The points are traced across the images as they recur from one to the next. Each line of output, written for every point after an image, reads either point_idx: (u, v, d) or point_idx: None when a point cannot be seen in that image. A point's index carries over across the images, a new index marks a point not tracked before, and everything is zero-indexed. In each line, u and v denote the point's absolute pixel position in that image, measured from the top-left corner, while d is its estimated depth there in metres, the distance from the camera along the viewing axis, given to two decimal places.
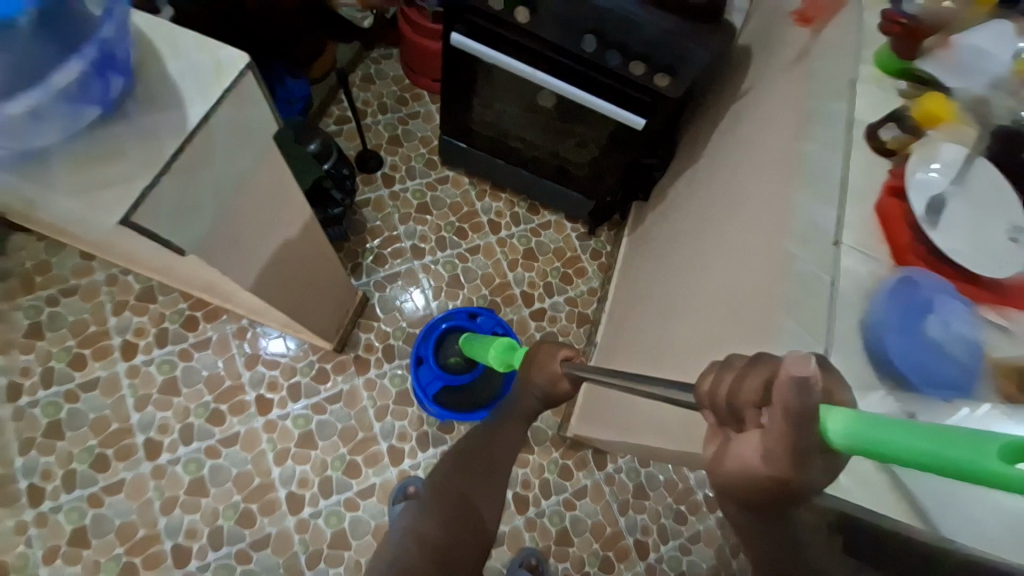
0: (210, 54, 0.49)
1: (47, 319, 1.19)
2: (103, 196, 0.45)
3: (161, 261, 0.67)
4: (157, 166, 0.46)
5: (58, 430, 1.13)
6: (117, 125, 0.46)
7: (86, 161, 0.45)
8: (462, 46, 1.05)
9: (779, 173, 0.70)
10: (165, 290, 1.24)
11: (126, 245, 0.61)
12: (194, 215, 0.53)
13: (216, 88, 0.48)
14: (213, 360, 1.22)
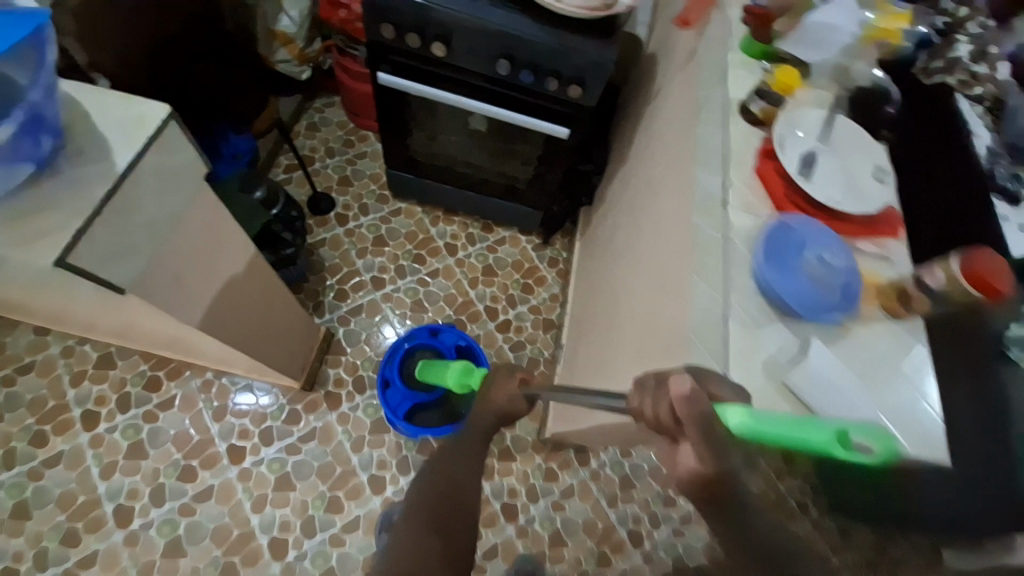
0: (133, 109, 0.54)
1: (3, 400, 1.17)
2: (42, 244, 0.48)
3: (115, 306, 0.69)
4: (91, 211, 0.49)
5: (22, 512, 1.09)
6: (47, 180, 0.50)
7: (25, 213, 0.49)
8: (389, 84, 1.12)
9: (682, 153, 0.76)
10: (125, 354, 1.24)
11: (74, 292, 0.63)
12: (127, 255, 0.55)
13: (141, 138, 0.52)
14: (181, 418, 1.21)
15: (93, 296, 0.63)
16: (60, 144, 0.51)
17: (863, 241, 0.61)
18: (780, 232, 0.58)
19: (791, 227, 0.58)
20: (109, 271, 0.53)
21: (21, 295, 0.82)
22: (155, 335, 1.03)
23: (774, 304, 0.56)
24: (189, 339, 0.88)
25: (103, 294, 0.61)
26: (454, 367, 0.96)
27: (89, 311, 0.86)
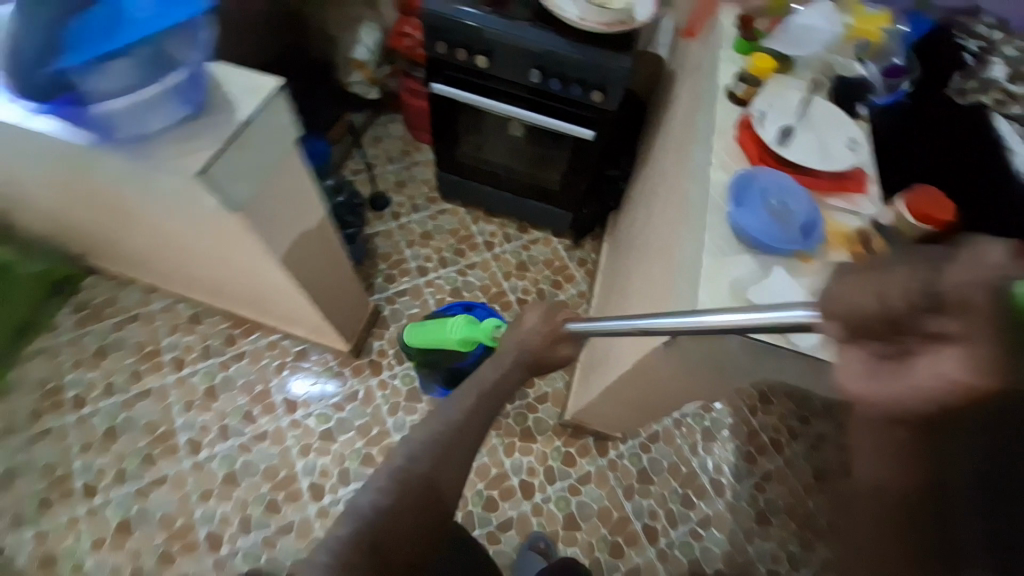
0: (256, 77, 0.75)
1: (114, 342, 1.42)
2: (197, 159, 0.69)
3: (223, 239, 0.90)
4: (227, 141, 0.70)
5: (116, 434, 1.31)
6: (196, 120, 0.71)
7: (183, 141, 0.70)
8: (442, 93, 1.33)
9: (686, 139, 0.87)
10: (211, 313, 1.47)
11: (199, 218, 0.84)
12: (241, 181, 0.75)
13: (262, 95, 0.73)
14: (248, 370, 1.40)
15: (205, 219, 0.83)
16: (207, 97, 0.72)
17: (832, 196, 0.71)
18: (750, 182, 0.68)
19: (759, 177, 0.68)
20: (225, 188, 0.73)
21: (152, 237, 1.06)
22: (233, 289, 1.23)
23: (741, 239, 0.66)
24: (266, 285, 1.08)
25: (216, 216, 0.81)
26: (459, 324, 1.10)
27: (195, 257, 1.09)
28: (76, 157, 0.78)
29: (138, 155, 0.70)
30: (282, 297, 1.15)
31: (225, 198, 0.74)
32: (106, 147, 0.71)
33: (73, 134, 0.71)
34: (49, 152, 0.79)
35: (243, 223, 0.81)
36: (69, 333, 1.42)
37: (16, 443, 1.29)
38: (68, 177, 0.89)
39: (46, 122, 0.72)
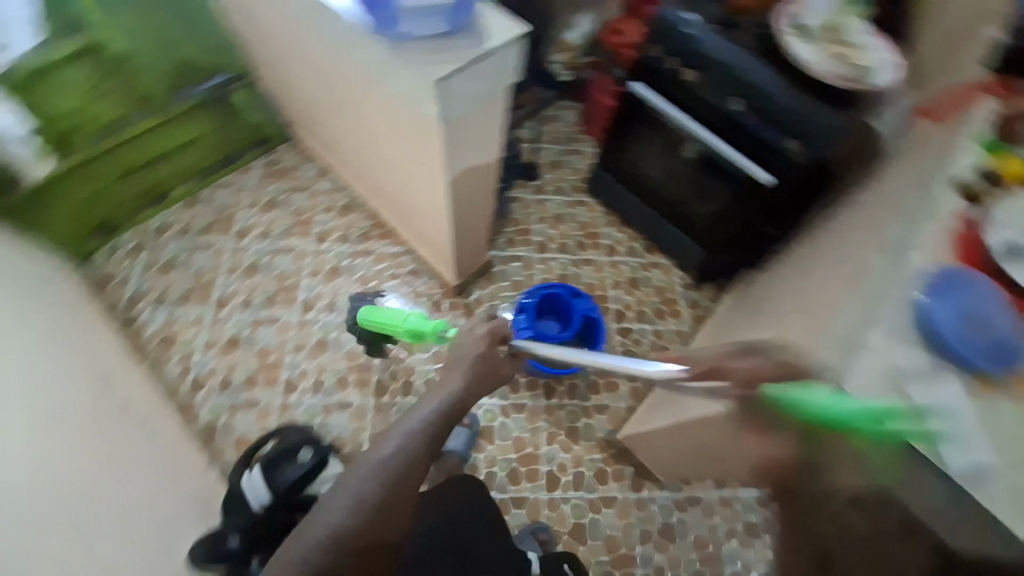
0: (509, 20, 0.81)
1: (280, 197, 1.62)
2: (432, 70, 0.76)
3: (413, 147, 1.00)
4: (461, 64, 0.76)
5: (256, 269, 1.52)
6: (449, 39, 0.79)
7: (428, 53, 0.78)
8: (637, 93, 1.35)
9: (879, 224, 0.93)
10: (359, 207, 1.64)
11: (404, 121, 0.94)
12: (460, 102, 0.82)
13: (506, 37, 0.79)
14: (370, 264, 1.56)
15: (407, 119, 0.92)
16: (463, 25, 0.80)
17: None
18: (950, 281, 0.76)
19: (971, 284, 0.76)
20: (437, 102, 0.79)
21: (357, 122, 1.22)
22: (394, 192, 1.38)
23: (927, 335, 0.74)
24: (424, 196, 1.19)
25: (417, 121, 0.89)
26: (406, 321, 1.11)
27: (382, 152, 1.22)
28: (340, 37, 0.90)
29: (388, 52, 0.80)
30: (430, 217, 1.27)
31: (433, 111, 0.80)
32: (369, 36, 0.82)
33: (351, 19, 0.84)
34: (325, 26, 0.94)
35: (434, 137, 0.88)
36: (251, 177, 1.63)
37: (186, 242, 1.53)
38: (324, 47, 1.04)
39: (339, 5, 0.86)
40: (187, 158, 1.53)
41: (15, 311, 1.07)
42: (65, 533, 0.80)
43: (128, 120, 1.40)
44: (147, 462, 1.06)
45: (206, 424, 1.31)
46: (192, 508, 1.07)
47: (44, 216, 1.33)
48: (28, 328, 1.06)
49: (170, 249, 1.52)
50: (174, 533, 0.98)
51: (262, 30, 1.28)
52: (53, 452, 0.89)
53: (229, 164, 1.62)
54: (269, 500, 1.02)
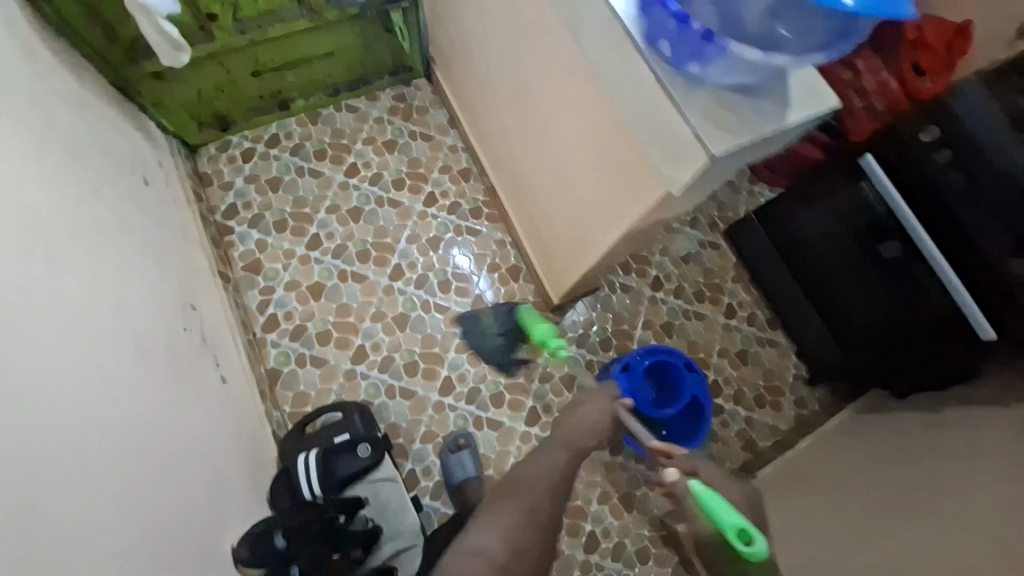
0: (814, 88, 0.62)
1: (401, 144, 1.51)
2: (713, 135, 0.59)
3: (596, 171, 0.80)
4: (753, 139, 0.59)
5: (358, 216, 1.42)
6: (743, 96, 0.61)
7: (717, 106, 0.60)
8: (867, 165, 1.07)
9: None
10: (478, 178, 1.50)
11: (605, 141, 0.74)
12: (711, 172, 0.65)
13: (812, 114, 0.61)
14: (472, 247, 1.43)
15: (613, 153, 0.73)
16: (769, 80, 0.62)
17: None
18: None
19: None
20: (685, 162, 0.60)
21: (526, 104, 1.03)
22: (531, 185, 1.20)
23: None
24: (573, 215, 1.00)
25: (630, 150, 0.69)
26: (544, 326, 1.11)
27: (544, 149, 1.03)
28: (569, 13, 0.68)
29: (661, 82, 0.61)
30: (566, 234, 1.09)
31: (679, 178, 0.61)
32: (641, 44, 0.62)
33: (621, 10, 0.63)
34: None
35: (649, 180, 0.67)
36: (379, 108, 1.52)
37: (295, 162, 1.43)
38: (534, 11, 0.83)
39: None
40: (317, 70, 1.39)
41: (126, 213, 0.99)
42: (144, 448, 0.75)
43: (279, 16, 1.21)
44: (215, 403, 1.00)
45: (271, 368, 1.25)
46: (244, 453, 1.02)
47: (161, 94, 1.21)
48: (132, 226, 0.99)
49: (277, 167, 1.42)
50: (224, 476, 0.92)
51: None
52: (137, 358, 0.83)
53: (360, 86, 1.50)
54: (321, 491, 1.00)
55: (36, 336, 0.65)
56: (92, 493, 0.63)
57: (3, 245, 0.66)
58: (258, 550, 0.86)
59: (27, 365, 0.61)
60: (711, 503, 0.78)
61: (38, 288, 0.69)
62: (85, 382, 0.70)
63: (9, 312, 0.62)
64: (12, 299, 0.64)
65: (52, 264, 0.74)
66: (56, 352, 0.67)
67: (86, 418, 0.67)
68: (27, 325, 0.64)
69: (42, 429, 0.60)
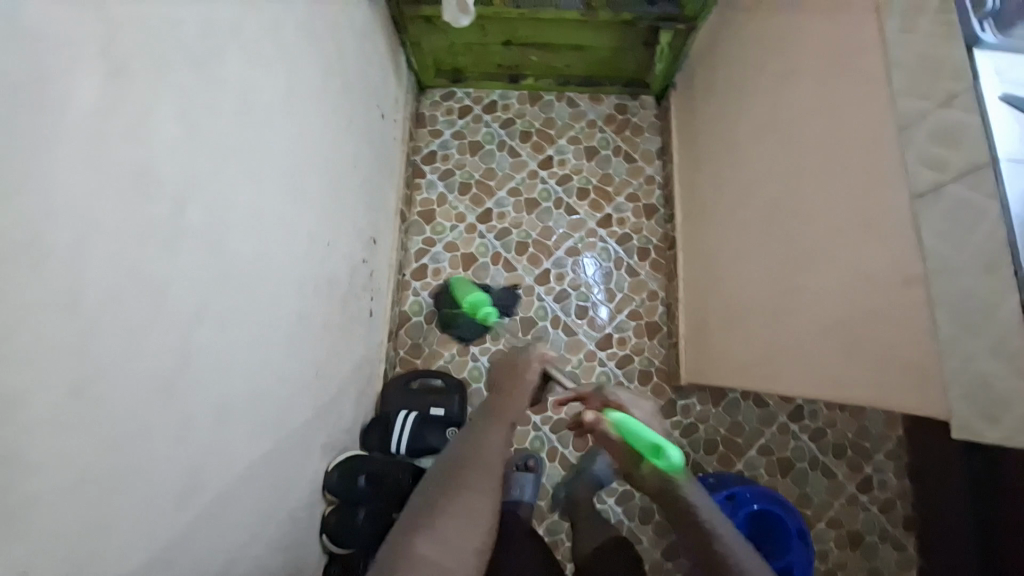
0: None
1: (603, 156, 1.46)
2: None
3: (849, 321, 0.73)
4: None
5: (534, 208, 1.42)
6: None
7: None
8: None
9: None
10: (662, 219, 1.41)
11: (886, 304, 0.66)
12: None
13: None
14: (624, 287, 1.37)
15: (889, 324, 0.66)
16: None
17: None
18: None
19: None
20: (1018, 429, 0.53)
21: (770, 195, 0.92)
22: (726, 263, 1.10)
23: None
24: (766, 326, 0.92)
25: (921, 338, 0.62)
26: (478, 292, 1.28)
27: (762, 248, 0.94)
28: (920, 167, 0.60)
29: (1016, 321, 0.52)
30: (744, 335, 0.99)
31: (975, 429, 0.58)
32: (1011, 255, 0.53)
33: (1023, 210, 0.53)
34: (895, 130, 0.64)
35: (932, 382, 0.61)
36: (598, 111, 1.48)
37: (501, 134, 1.46)
38: (847, 125, 0.72)
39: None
40: (562, 58, 1.37)
41: (361, 139, 1.09)
42: (292, 358, 0.83)
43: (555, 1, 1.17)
44: (359, 334, 1.11)
45: (404, 311, 1.34)
46: (359, 381, 1.12)
47: (422, 39, 1.30)
48: (362, 158, 1.09)
49: (485, 133, 1.46)
50: (338, 398, 1.01)
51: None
52: (323, 278, 0.93)
53: (591, 85, 1.46)
54: (401, 451, 1.08)
55: (265, 239, 0.73)
56: (248, 387, 0.71)
57: (273, 154, 0.74)
58: (344, 480, 0.97)
59: (250, 264, 0.70)
60: (627, 424, 0.87)
61: (283, 197, 0.78)
62: (281, 287, 0.78)
63: (257, 213, 0.71)
64: (262, 204, 0.72)
65: (300, 175, 0.82)
66: (272, 258, 0.75)
67: (268, 319, 0.75)
68: (263, 227, 0.73)
69: (240, 322, 0.68)
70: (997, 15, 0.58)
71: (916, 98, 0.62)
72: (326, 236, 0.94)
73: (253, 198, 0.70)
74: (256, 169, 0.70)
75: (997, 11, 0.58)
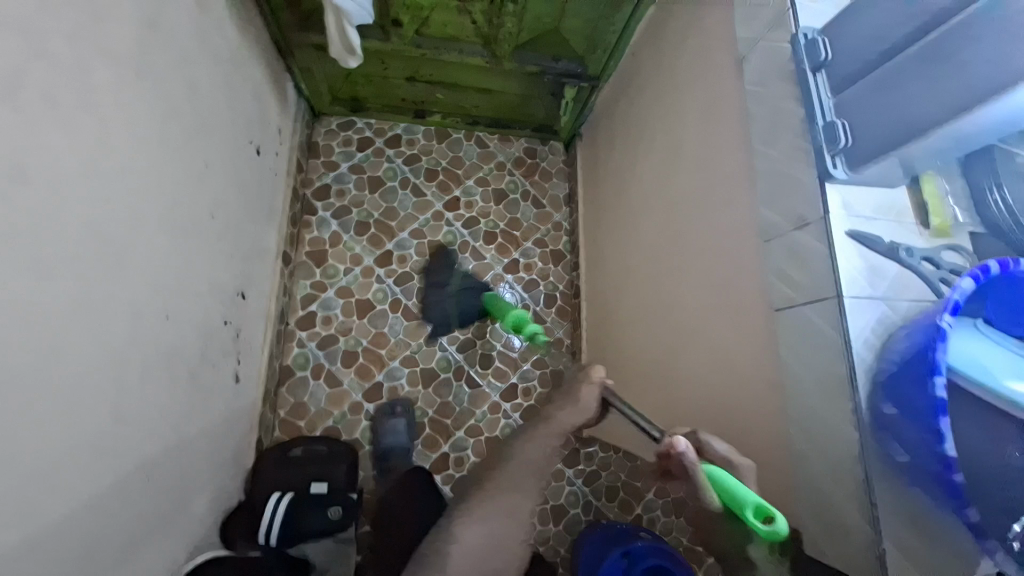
0: None
1: (511, 200, 1.44)
2: (899, 566, 0.46)
3: (726, 407, 0.72)
4: None
5: (437, 251, 1.35)
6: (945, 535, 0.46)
7: (910, 523, 0.47)
8: None
9: None
10: (568, 267, 1.42)
11: (752, 399, 0.66)
12: None
13: None
14: (530, 335, 1.35)
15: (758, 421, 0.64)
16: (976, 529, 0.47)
17: None
18: None
19: None
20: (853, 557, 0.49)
21: (663, 262, 0.93)
22: (623, 324, 1.09)
23: None
24: (659, 396, 0.92)
25: (775, 437, 0.61)
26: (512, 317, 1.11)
27: (660, 317, 0.94)
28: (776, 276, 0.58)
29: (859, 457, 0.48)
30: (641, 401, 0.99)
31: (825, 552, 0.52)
32: (852, 390, 0.49)
33: (857, 348, 0.49)
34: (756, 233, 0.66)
35: (782, 490, 0.59)
36: (507, 153, 1.45)
37: (404, 171, 1.38)
38: (727, 215, 0.72)
39: (864, 299, 0.50)
40: (470, 100, 1.34)
41: (230, 180, 0.95)
42: (126, 457, 0.66)
43: (458, 46, 1.12)
44: (222, 407, 0.96)
45: (288, 365, 1.21)
46: (223, 459, 0.97)
47: (315, 66, 1.19)
48: (226, 206, 0.94)
49: (386, 169, 1.37)
50: (190, 489, 0.85)
51: (648, 80, 1.02)
52: (172, 354, 0.78)
53: (501, 127, 1.44)
54: (275, 542, 0.93)
55: (43, 321, 0.52)
56: (41, 524, 0.52)
57: (91, 217, 0.58)
58: None
59: (15, 361, 0.48)
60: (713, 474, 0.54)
61: (81, 259, 0.57)
62: (100, 375, 0.61)
63: (22, 288, 0.49)
64: (31, 274, 0.50)
65: (124, 231, 0.64)
66: (63, 345, 0.54)
67: (73, 423, 0.56)
68: (40, 306, 0.51)
69: (3, 455, 0.47)
70: (849, 152, 0.51)
71: (773, 211, 0.59)
72: (176, 303, 0.79)
73: (11, 268, 0.48)
74: (17, 225, 0.48)
75: (849, 148, 0.51)
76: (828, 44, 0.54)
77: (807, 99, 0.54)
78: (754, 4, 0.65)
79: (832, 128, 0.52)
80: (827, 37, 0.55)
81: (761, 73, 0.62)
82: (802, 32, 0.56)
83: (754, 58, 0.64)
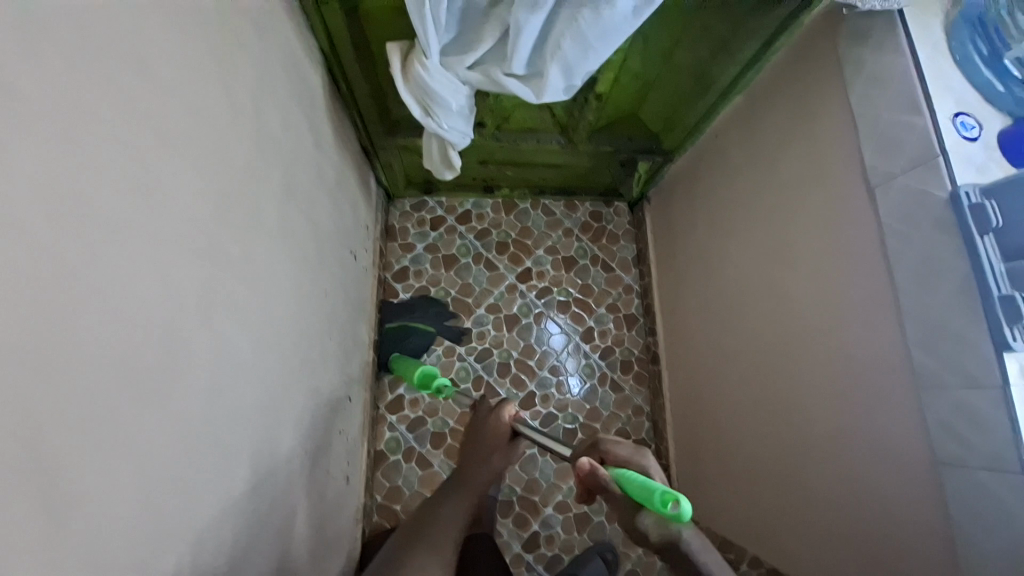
0: None
1: (581, 265, 1.43)
2: None
3: (863, 530, 0.71)
4: None
5: (513, 325, 1.37)
6: None
7: None
8: None
9: None
10: (643, 331, 1.40)
11: (900, 534, 0.65)
12: None
13: None
14: (609, 404, 1.34)
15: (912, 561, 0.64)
16: None
17: None
18: None
19: None
20: None
21: (763, 357, 0.92)
22: (712, 408, 1.08)
23: None
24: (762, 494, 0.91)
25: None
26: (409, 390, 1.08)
27: (762, 413, 0.93)
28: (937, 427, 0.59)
29: None
30: (740, 494, 0.98)
31: None
32: None
33: None
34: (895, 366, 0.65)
35: None
36: (574, 219, 1.46)
37: (476, 246, 1.40)
38: (855, 337, 0.71)
39: None
40: (538, 174, 1.33)
41: (335, 295, 0.99)
42: None
43: (536, 135, 1.13)
44: (335, 510, 1.02)
45: (380, 450, 1.25)
46: (338, 558, 1.02)
47: (395, 160, 1.20)
48: (333, 320, 0.98)
49: (458, 246, 1.40)
50: None
51: (736, 167, 1.00)
52: (303, 482, 0.83)
53: (565, 194, 1.45)
54: None
55: (223, 506, 0.56)
56: None
57: (248, 397, 0.62)
58: None
59: (206, 556, 0.52)
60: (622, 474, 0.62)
61: (244, 440, 0.61)
62: (261, 536, 0.65)
63: (210, 493, 0.54)
64: (210, 469, 0.54)
65: (269, 388, 0.68)
66: (233, 522, 0.58)
67: None
68: (218, 496, 0.55)
69: None
70: None
71: (931, 359, 0.60)
72: (304, 433, 0.83)
73: (200, 481, 0.52)
74: (199, 433, 0.52)
75: None
76: (997, 211, 0.56)
77: (977, 260, 0.56)
78: (884, 136, 0.66)
79: (1013, 301, 0.54)
80: (990, 198, 0.57)
81: (906, 212, 0.63)
82: (963, 191, 0.58)
83: (891, 192, 0.65)
